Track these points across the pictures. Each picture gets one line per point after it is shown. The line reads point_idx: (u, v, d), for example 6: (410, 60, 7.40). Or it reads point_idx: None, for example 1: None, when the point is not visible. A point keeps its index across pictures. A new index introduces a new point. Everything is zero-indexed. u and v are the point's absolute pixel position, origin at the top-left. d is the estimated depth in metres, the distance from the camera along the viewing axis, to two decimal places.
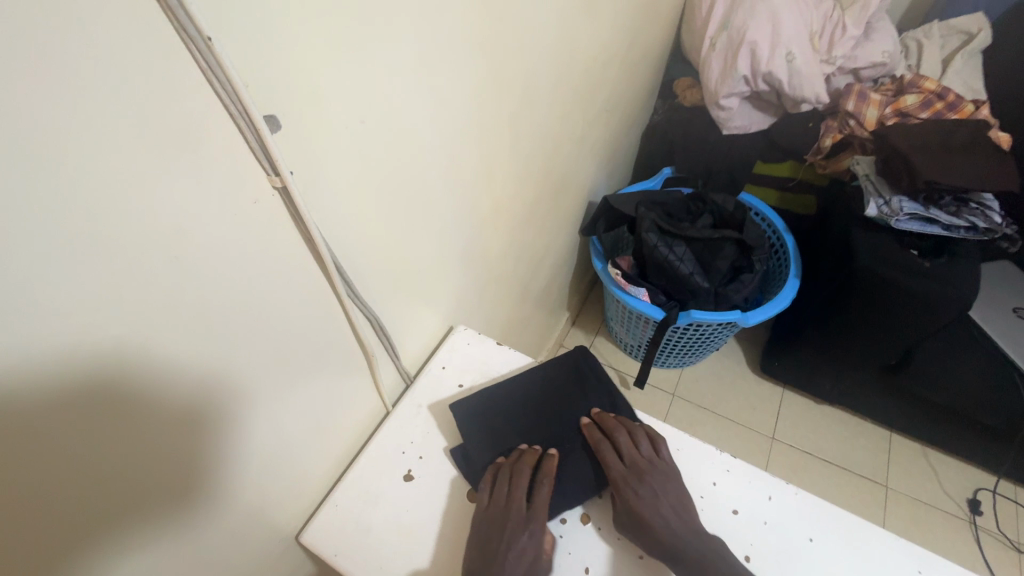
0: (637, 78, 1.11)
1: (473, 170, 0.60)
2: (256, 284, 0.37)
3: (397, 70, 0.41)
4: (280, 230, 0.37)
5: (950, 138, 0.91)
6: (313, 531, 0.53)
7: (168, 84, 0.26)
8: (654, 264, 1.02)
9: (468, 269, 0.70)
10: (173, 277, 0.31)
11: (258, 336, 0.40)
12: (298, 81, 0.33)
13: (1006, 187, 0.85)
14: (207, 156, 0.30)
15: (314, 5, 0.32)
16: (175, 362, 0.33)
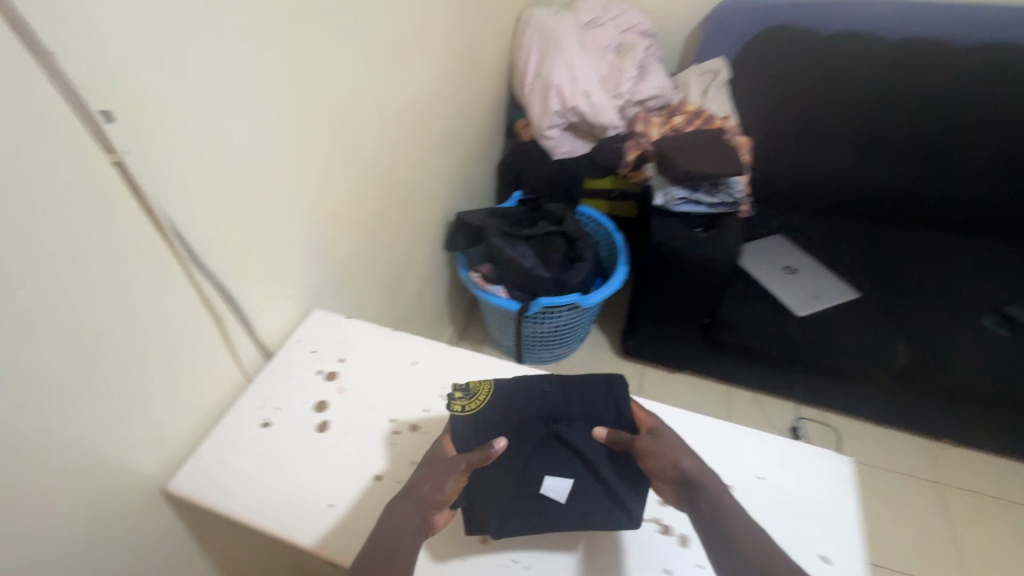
0: (473, 117, 1.34)
1: (307, 176, 0.76)
2: (101, 238, 0.49)
3: (213, 86, 0.57)
4: (121, 197, 0.50)
5: (700, 141, 1.20)
6: (179, 479, 0.61)
7: (16, 78, 0.40)
8: (504, 263, 1.22)
9: (322, 263, 0.84)
10: (23, 220, 0.42)
11: (107, 286, 0.51)
12: (125, 86, 0.47)
13: (737, 170, 1.14)
14: (52, 131, 0.43)
15: (132, 35, 0.47)
16: (26, 293, 0.44)
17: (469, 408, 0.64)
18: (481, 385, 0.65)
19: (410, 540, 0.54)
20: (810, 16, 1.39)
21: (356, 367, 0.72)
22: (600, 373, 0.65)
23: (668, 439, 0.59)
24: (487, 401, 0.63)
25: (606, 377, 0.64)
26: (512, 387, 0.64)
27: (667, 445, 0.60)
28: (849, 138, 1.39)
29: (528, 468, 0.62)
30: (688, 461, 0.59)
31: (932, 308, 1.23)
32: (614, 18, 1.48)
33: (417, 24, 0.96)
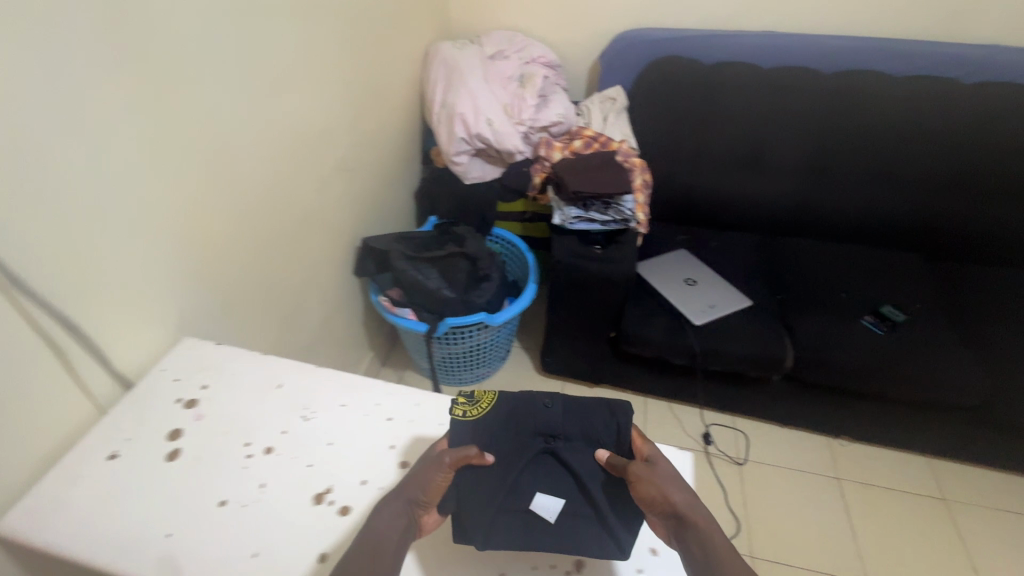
0: (381, 145, 1.37)
1: (172, 205, 0.77)
2: None
3: (43, 119, 0.58)
4: None
5: (592, 162, 1.27)
6: (9, 518, 0.58)
7: None
8: (410, 285, 1.23)
9: (197, 292, 0.84)
10: None
11: None
12: None
13: (624, 189, 1.20)
14: None
15: None
16: None
17: (472, 414, 0.65)
18: (484, 395, 0.66)
19: (395, 537, 0.56)
20: (693, 48, 1.51)
21: (217, 392, 0.71)
22: (613, 399, 0.65)
23: (663, 471, 0.60)
24: (489, 412, 0.64)
25: (611, 403, 0.64)
26: (518, 401, 0.65)
27: (662, 477, 0.60)
28: (736, 157, 1.49)
29: (523, 483, 0.64)
30: (682, 493, 0.59)
31: (815, 312, 1.32)
32: (518, 50, 1.56)
33: (298, 55, 0.99)
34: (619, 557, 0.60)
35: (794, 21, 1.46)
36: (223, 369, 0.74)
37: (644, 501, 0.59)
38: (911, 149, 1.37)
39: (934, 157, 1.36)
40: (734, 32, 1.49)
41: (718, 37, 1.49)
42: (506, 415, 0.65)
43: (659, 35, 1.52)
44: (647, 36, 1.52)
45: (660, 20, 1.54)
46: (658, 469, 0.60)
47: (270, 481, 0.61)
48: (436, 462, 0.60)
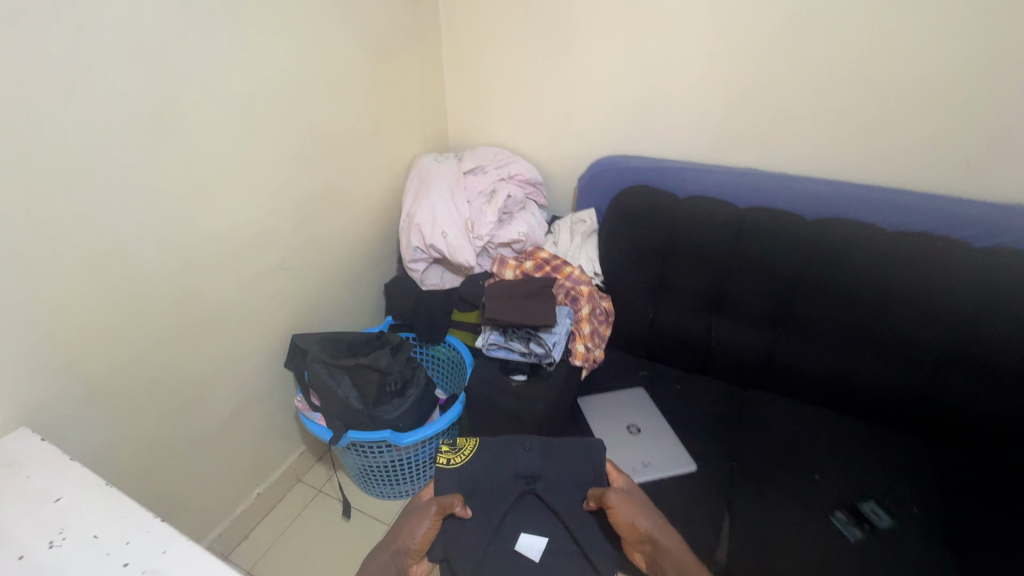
0: (340, 245, 1.44)
1: (28, 300, 0.84)
2: None
3: None
4: None
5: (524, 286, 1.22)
6: None
7: None
8: (321, 388, 1.21)
9: (50, 378, 0.89)
10: None
11: None
12: None
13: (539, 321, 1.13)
14: None
15: None
16: None
17: (455, 458, 1.08)
18: (465, 442, 1.10)
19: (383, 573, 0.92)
20: (666, 181, 1.45)
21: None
22: (582, 441, 1.08)
23: (627, 502, 0.98)
24: (469, 453, 1.08)
25: (587, 445, 1.07)
26: (494, 446, 1.08)
27: (628, 508, 0.98)
28: (702, 300, 1.38)
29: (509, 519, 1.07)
30: (642, 520, 0.98)
31: (768, 495, 1.09)
32: (499, 166, 1.58)
33: (225, 168, 1.08)
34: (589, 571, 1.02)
35: (783, 158, 1.36)
36: (16, 471, 0.74)
37: (621, 523, 0.98)
38: (903, 316, 1.16)
39: (919, 327, 1.15)
40: (713, 167, 1.42)
41: (694, 171, 1.42)
42: (485, 457, 1.08)
43: (634, 164, 1.48)
44: (622, 164, 1.49)
45: (642, 146, 1.51)
46: (632, 504, 0.98)
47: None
48: (426, 511, 1.00)
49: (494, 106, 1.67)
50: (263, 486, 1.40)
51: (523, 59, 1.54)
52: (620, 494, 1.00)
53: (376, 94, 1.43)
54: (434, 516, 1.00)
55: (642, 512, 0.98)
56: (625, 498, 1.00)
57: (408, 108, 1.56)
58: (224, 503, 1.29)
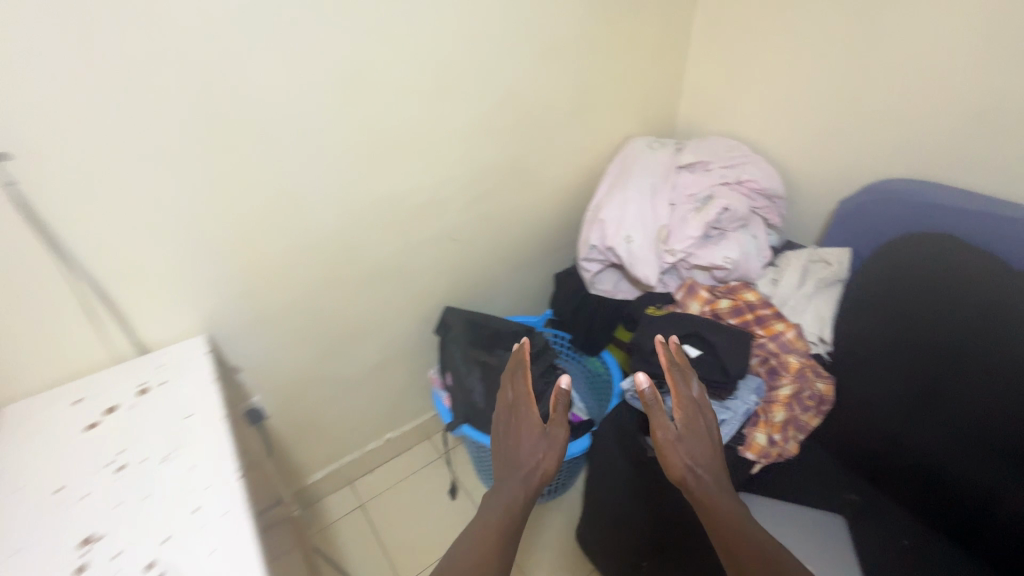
0: (517, 223, 1.31)
1: (220, 234, 0.88)
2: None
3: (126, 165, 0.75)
4: (22, 237, 0.72)
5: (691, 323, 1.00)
6: (12, 408, 0.82)
7: None
8: (453, 372, 1.17)
9: (232, 304, 0.97)
10: None
11: (25, 278, 0.75)
12: (50, 160, 0.70)
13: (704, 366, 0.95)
14: None
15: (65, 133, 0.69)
16: None
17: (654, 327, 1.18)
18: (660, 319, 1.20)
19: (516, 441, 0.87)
20: (1007, 238, 0.89)
21: (155, 396, 0.82)
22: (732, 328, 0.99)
23: (694, 413, 0.84)
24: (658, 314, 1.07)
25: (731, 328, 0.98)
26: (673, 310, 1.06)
27: (692, 412, 0.84)
28: (1009, 447, 0.82)
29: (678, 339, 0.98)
30: (685, 438, 0.83)
31: None
32: (728, 166, 1.23)
33: (416, 131, 0.99)
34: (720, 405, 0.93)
35: None
36: (172, 394, 0.82)
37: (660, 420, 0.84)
38: None
39: None
40: None
41: None
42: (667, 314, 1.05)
43: (950, 202, 0.95)
44: (934, 199, 0.96)
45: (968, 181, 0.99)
46: (695, 415, 0.84)
47: (66, 533, 0.64)
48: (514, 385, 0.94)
49: (749, 83, 1.27)
50: (393, 433, 1.43)
51: (816, 24, 1.10)
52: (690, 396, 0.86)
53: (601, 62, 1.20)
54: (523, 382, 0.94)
55: (696, 425, 0.84)
56: (694, 411, 0.85)
57: (634, 80, 1.30)
58: (359, 438, 1.37)
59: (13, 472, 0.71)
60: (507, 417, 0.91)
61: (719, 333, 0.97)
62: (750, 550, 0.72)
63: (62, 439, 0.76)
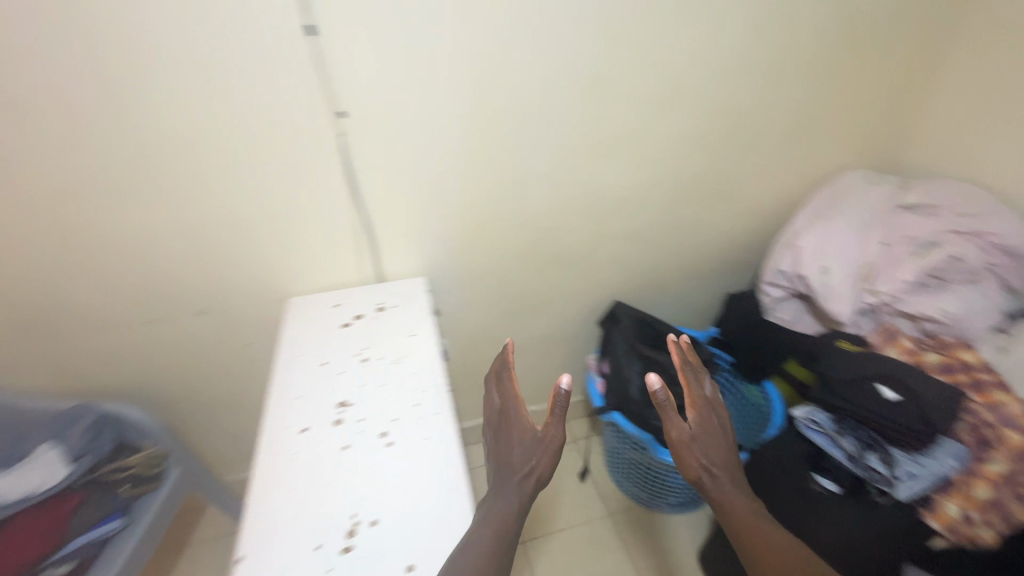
0: (700, 236, 1.33)
1: (457, 198, 1.07)
2: (319, 179, 0.98)
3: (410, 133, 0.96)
4: (334, 175, 0.98)
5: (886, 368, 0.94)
6: (295, 299, 1.10)
7: (315, 112, 0.90)
8: (614, 360, 1.24)
9: (449, 257, 1.16)
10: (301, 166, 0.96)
11: (327, 205, 1.01)
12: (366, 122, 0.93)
13: (902, 415, 0.90)
14: (315, 131, 0.92)
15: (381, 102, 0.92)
16: (292, 191, 0.98)
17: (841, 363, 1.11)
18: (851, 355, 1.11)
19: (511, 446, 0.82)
20: None
21: (388, 313, 1.04)
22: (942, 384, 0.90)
23: (705, 413, 0.91)
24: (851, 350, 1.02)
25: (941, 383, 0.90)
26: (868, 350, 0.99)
27: (704, 413, 0.91)
28: None
29: (871, 380, 0.95)
30: (697, 437, 0.89)
31: None
32: (970, 213, 1.08)
33: (632, 134, 1.08)
34: (910, 458, 0.90)
35: None
36: (399, 315, 1.03)
37: (675, 420, 0.89)
38: None
39: None
40: None
41: None
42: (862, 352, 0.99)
43: None
44: None
45: None
46: (703, 415, 0.91)
47: (325, 395, 0.86)
48: (501, 389, 0.90)
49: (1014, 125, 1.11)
50: (537, 407, 1.56)
51: None
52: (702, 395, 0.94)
53: (831, 88, 1.16)
54: (509, 386, 0.90)
55: (705, 424, 0.91)
56: (705, 410, 0.92)
57: (864, 109, 1.23)
58: None
59: (294, 343, 0.97)
60: (495, 426, 0.88)
61: (924, 384, 0.90)
62: (792, 547, 0.80)
63: (325, 328, 1.01)
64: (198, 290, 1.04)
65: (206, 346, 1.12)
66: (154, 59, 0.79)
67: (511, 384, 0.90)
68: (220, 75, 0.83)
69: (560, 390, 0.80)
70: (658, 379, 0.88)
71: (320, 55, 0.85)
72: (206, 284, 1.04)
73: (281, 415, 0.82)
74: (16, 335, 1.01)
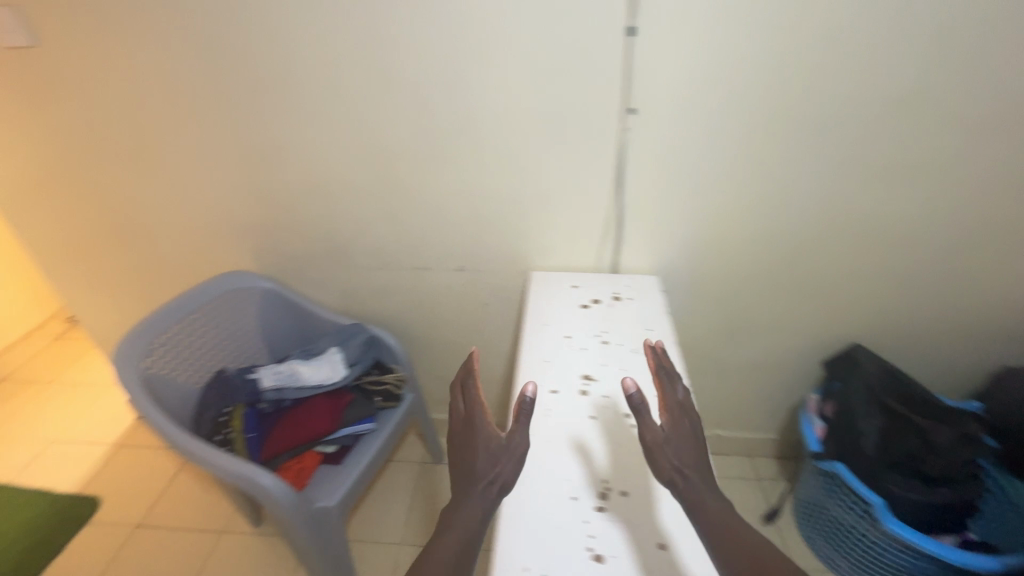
0: (979, 290, 1.14)
1: (714, 203, 1.07)
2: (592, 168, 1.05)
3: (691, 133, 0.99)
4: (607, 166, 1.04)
5: None
6: (535, 273, 1.20)
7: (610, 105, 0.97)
8: (845, 406, 1.12)
9: (684, 261, 1.17)
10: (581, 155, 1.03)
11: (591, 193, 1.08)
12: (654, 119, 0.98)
13: None
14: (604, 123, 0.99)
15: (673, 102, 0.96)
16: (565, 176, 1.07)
17: None
18: None
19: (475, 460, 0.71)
20: None
21: (624, 304, 1.08)
22: None
23: (682, 424, 0.74)
24: None
25: None
26: None
27: (679, 424, 0.74)
28: None
29: None
30: (676, 452, 0.71)
31: None
32: None
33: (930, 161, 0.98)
34: None
35: None
36: (636, 307, 1.07)
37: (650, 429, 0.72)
38: None
39: None
40: None
41: None
42: None
43: None
44: None
45: None
46: (678, 424, 0.74)
47: (570, 366, 0.93)
48: (462, 387, 0.78)
49: None
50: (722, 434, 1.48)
51: None
52: (676, 402, 0.77)
53: None
54: (472, 383, 0.78)
55: (683, 436, 0.73)
56: (677, 419, 0.75)
57: None
58: None
59: (539, 313, 1.06)
60: (455, 435, 0.75)
61: None
62: None
63: (566, 305, 1.09)
64: (459, 248, 1.20)
65: (450, 298, 1.29)
66: (489, 51, 0.94)
67: (469, 380, 0.78)
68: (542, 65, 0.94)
69: (527, 395, 0.71)
70: (633, 381, 0.75)
71: (631, 53, 0.92)
72: (467, 245, 1.20)
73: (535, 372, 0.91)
74: (331, 263, 1.29)
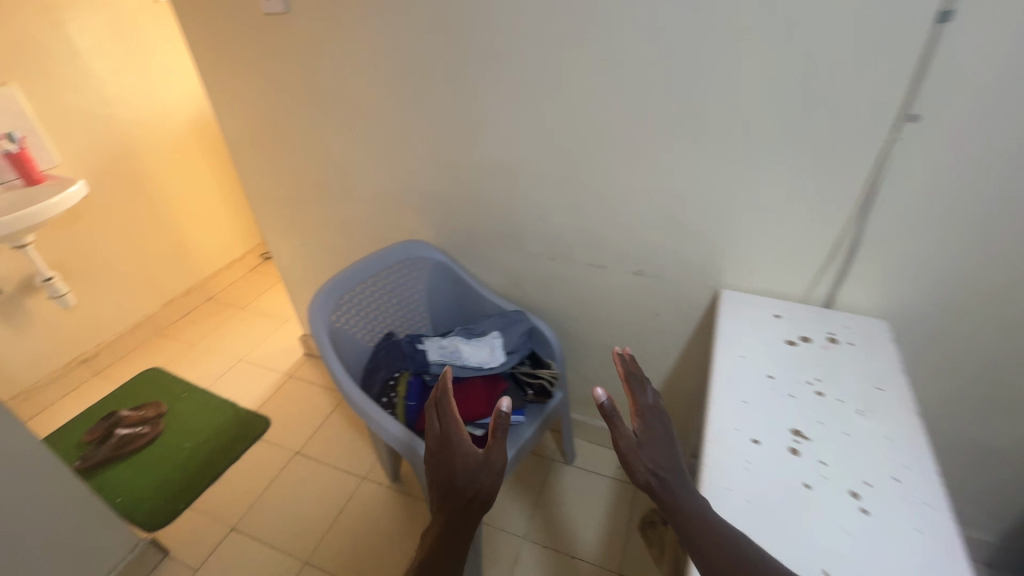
0: None
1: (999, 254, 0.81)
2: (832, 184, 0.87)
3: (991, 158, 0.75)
4: (853, 182, 0.86)
5: None
6: (725, 291, 1.06)
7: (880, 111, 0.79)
8: None
9: (930, 316, 0.92)
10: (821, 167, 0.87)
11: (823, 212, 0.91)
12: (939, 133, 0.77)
13: None
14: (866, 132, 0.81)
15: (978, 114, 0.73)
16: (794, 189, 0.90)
17: None
18: None
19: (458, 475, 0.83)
20: None
21: (844, 349, 0.89)
22: None
23: (656, 426, 0.78)
24: None
25: None
26: None
27: (652, 427, 0.78)
28: None
29: None
30: (650, 453, 0.74)
31: None
32: None
33: None
34: None
35: None
36: (862, 357, 0.87)
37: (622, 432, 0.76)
38: None
39: None
40: None
41: None
42: None
43: None
44: None
45: None
46: (649, 426, 0.78)
47: (773, 413, 0.79)
48: (434, 405, 0.92)
49: None
50: None
51: None
52: (649, 407, 0.81)
53: None
54: (447, 402, 0.91)
55: (652, 435, 0.77)
56: (648, 421, 0.79)
57: None
58: None
59: (734, 340, 0.93)
60: (436, 449, 0.88)
61: None
62: None
63: (767, 336, 0.93)
64: (641, 250, 1.10)
65: (618, 301, 1.21)
66: (732, 37, 0.81)
67: (445, 400, 0.91)
68: (803, 56, 0.78)
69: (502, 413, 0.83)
70: (603, 391, 0.77)
71: (932, 48, 0.72)
72: (651, 250, 1.09)
73: (731, 412, 0.79)
74: (502, 246, 1.27)
